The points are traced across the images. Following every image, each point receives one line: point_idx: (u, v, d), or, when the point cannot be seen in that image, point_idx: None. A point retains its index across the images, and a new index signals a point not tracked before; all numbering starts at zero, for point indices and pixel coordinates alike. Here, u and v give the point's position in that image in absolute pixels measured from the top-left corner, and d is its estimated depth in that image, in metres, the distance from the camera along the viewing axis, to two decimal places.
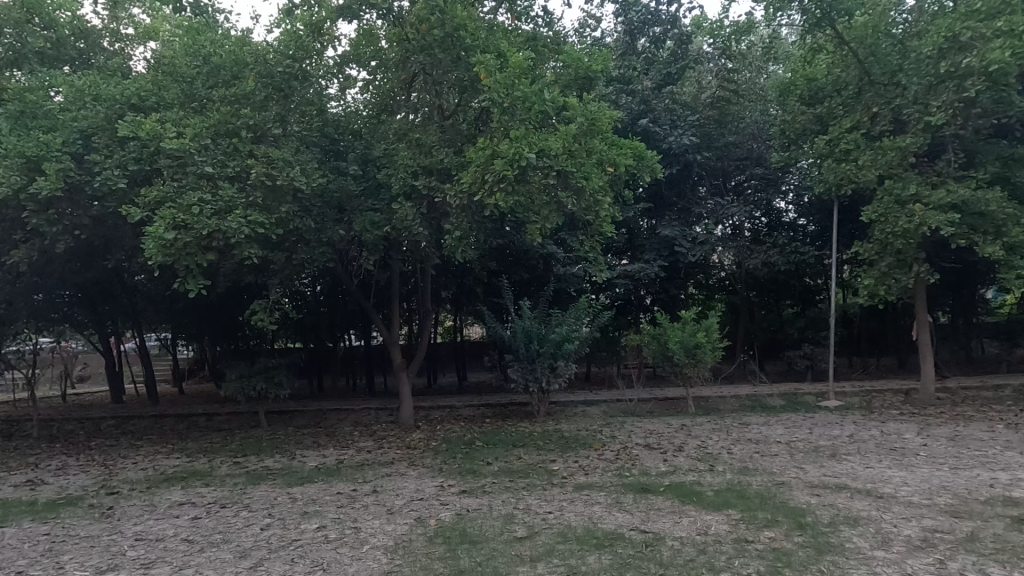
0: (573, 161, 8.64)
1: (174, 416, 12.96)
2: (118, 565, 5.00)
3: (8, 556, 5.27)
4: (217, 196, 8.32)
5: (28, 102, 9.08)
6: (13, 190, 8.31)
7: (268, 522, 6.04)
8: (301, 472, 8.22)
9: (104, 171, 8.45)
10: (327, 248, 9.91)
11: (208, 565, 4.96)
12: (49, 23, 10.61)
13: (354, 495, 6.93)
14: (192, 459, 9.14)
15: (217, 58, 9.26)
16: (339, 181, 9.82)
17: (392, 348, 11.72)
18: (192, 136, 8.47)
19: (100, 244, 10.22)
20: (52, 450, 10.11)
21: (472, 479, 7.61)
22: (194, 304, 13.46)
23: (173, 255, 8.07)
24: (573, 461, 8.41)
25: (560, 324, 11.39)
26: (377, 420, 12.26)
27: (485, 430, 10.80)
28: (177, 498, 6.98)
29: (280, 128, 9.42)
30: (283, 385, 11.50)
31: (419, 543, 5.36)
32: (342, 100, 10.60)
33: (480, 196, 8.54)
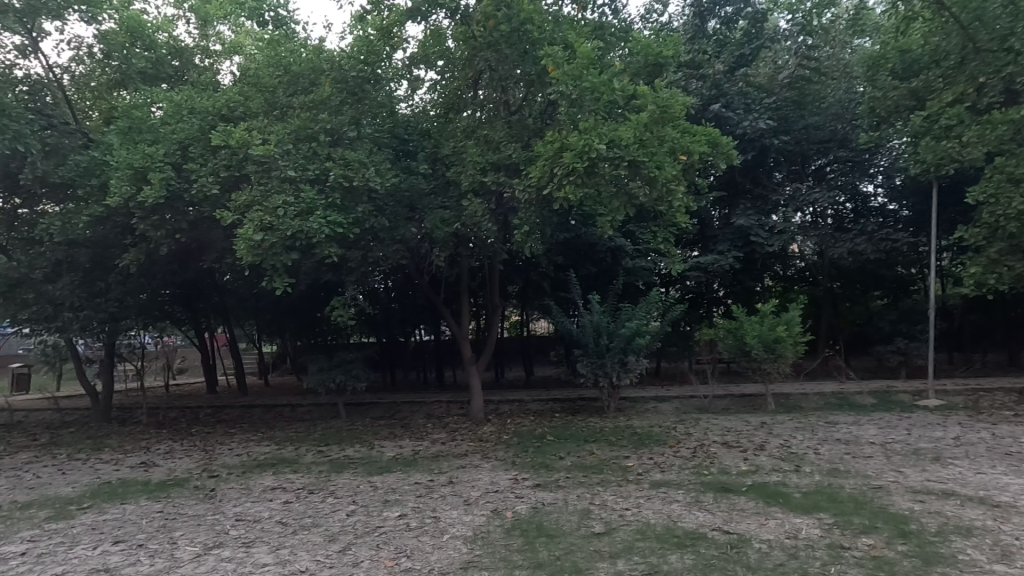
0: (645, 151, 8.39)
1: (262, 406, 13.86)
2: (222, 543, 5.40)
3: (129, 530, 5.83)
4: (300, 198, 8.76)
5: (134, 118, 9.91)
6: (124, 199, 9.13)
7: (353, 508, 6.34)
8: (381, 461, 8.57)
9: (200, 179, 9.12)
10: (400, 245, 10.24)
11: (301, 546, 5.27)
12: (149, 45, 11.56)
13: (432, 485, 7.14)
14: (281, 447, 9.76)
15: (297, 67, 9.75)
16: (410, 179, 10.08)
17: (462, 343, 11.96)
18: (276, 142, 8.95)
19: (196, 246, 11.04)
20: (159, 435, 11.09)
21: (545, 473, 7.63)
22: (278, 301, 14.29)
23: (262, 255, 8.60)
24: (647, 457, 8.25)
25: (630, 318, 11.19)
26: (448, 413, 12.57)
27: (555, 424, 10.81)
28: (269, 483, 7.47)
29: (354, 130, 9.77)
30: (360, 378, 12.02)
31: (497, 535, 5.44)
32: (410, 101, 10.93)
33: (550, 190, 8.51)
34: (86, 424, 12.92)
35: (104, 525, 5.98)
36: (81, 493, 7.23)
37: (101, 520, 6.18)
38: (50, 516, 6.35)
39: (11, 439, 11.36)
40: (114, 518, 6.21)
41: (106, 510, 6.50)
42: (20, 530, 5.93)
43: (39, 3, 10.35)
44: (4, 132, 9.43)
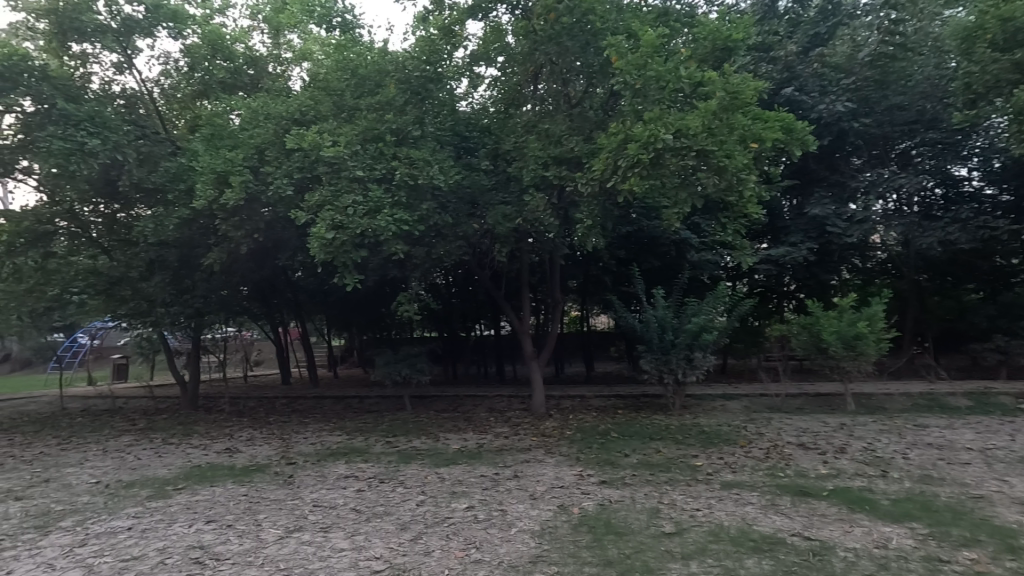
0: (714, 139, 8.09)
1: (332, 398, 14.50)
2: (302, 527, 5.69)
3: (219, 511, 6.26)
4: (368, 196, 9.07)
5: (216, 125, 10.54)
6: (208, 202, 9.76)
7: (422, 498, 6.51)
8: (446, 453, 8.76)
9: (276, 181, 9.60)
10: (462, 241, 10.39)
11: (375, 533, 5.47)
12: (228, 56, 12.12)
13: (497, 479, 7.22)
14: (351, 437, 10.16)
15: (363, 70, 10.09)
16: (472, 176, 10.19)
17: (523, 337, 12.01)
18: (345, 143, 9.26)
19: (272, 245, 11.63)
20: (241, 423, 11.85)
21: (611, 469, 7.55)
22: (345, 296, 14.87)
23: (333, 252, 8.94)
24: (717, 457, 7.98)
25: (696, 313, 10.86)
26: (510, 407, 12.68)
27: (618, 421, 10.68)
28: (342, 471, 7.80)
29: (418, 130, 9.99)
30: (424, 372, 12.31)
31: (564, 530, 5.44)
32: (470, 98, 11.07)
33: (613, 183, 8.36)
34: (176, 412, 13.97)
35: (197, 505, 6.45)
36: (175, 475, 7.81)
37: (193, 500, 6.66)
38: (150, 495, 6.90)
39: (114, 423, 12.46)
40: (205, 499, 6.68)
41: (198, 492, 7.01)
42: (126, 506, 6.50)
43: (134, 22, 11.39)
44: (106, 142, 10.40)
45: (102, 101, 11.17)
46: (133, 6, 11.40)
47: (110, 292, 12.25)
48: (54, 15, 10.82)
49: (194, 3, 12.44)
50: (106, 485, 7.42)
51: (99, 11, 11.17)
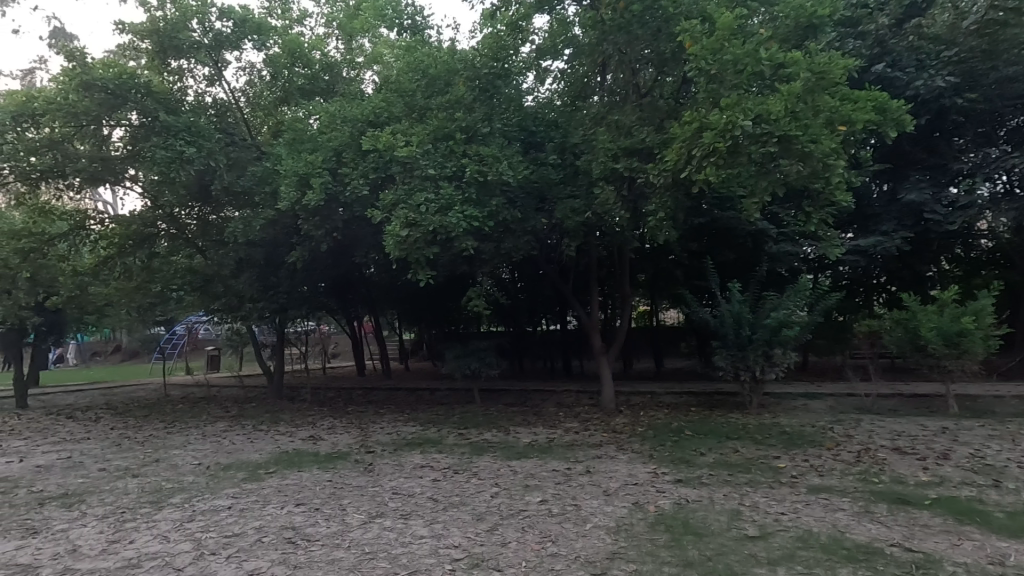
0: (797, 124, 7.65)
1: (405, 390, 15.00)
2: (384, 513, 5.94)
3: (308, 494, 6.64)
4: (440, 193, 9.28)
5: (297, 130, 11.11)
6: (292, 203, 10.33)
7: (496, 490, 6.62)
8: (517, 446, 8.85)
9: (353, 181, 10.02)
10: (531, 236, 10.42)
11: (452, 522, 5.62)
12: (306, 63, 12.79)
13: (570, 473, 7.22)
14: (425, 428, 10.49)
15: (434, 71, 10.32)
16: (541, 170, 10.19)
17: (592, 332, 11.90)
18: (417, 143, 9.51)
19: (349, 243, 12.17)
20: (322, 412, 12.51)
21: (686, 468, 7.36)
22: (416, 291, 15.36)
23: (407, 249, 9.21)
24: (801, 459, 7.58)
25: (776, 308, 10.35)
26: (579, 402, 12.63)
27: (691, 419, 10.36)
28: (418, 461, 8.06)
29: (487, 126, 10.11)
30: (493, 366, 12.49)
31: (641, 528, 5.36)
32: (537, 93, 11.08)
33: (687, 173, 8.09)
34: (264, 400, 14.92)
35: (287, 489, 6.88)
36: (266, 460, 8.37)
37: (284, 483, 7.12)
38: (245, 477, 7.44)
39: (210, 410, 13.51)
40: (294, 483, 7.11)
41: (288, 476, 7.47)
42: (225, 487, 7.04)
43: (224, 37, 12.23)
44: (201, 150, 11.25)
45: (196, 112, 12.09)
46: (223, 23, 12.26)
47: (205, 289, 13.24)
48: (156, 35, 11.81)
49: (275, 15, 13.17)
50: (207, 467, 8.07)
51: (194, 29, 12.07)
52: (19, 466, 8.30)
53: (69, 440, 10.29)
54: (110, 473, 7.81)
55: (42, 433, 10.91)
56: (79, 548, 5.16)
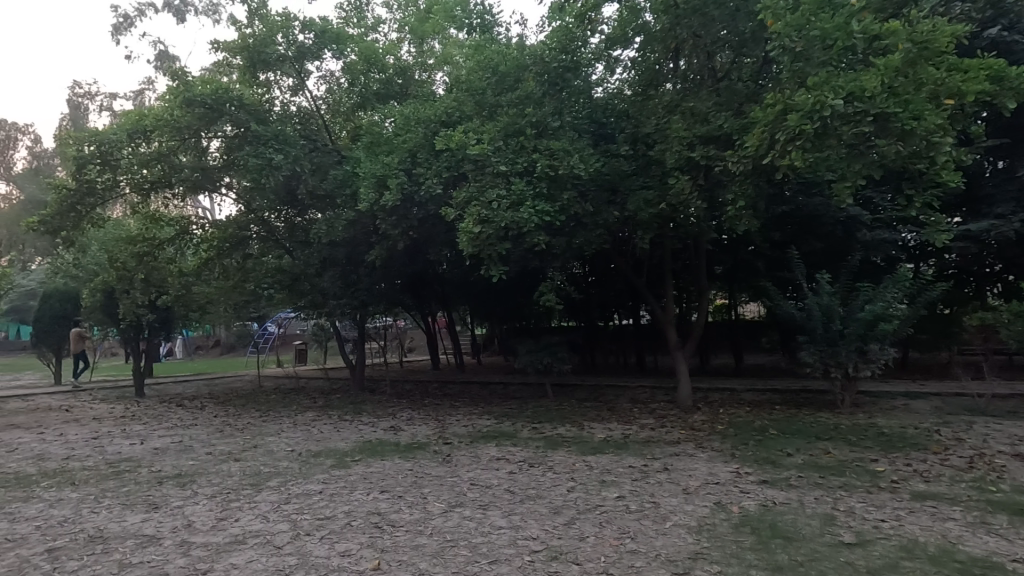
0: (896, 100, 7.05)
1: (479, 384, 15.30)
2: (463, 503, 6.10)
3: (391, 482, 6.95)
4: (511, 189, 9.36)
5: (375, 133, 11.55)
6: (370, 204, 10.76)
7: (572, 484, 6.61)
8: (592, 442, 8.80)
9: (427, 181, 10.31)
10: (603, 229, 10.30)
11: (529, 514, 5.69)
12: (381, 68, 13.32)
13: (647, 470, 7.09)
14: (499, 421, 10.66)
15: (503, 68, 10.40)
16: (612, 162, 10.03)
17: (667, 326, 11.60)
18: (488, 140, 9.65)
19: (423, 241, 12.57)
20: (402, 404, 13.02)
21: (772, 469, 7.02)
22: (489, 286, 15.60)
23: (480, 245, 9.36)
24: (903, 463, 7.01)
25: (871, 300, 9.63)
26: (654, 399, 12.35)
27: (776, 417, 9.87)
28: (494, 453, 8.21)
29: (558, 120, 10.06)
30: (565, 361, 12.47)
31: (725, 529, 5.17)
32: (606, 83, 10.90)
33: (770, 159, 7.67)
34: (347, 392, 15.73)
35: (372, 476, 7.23)
36: (352, 448, 8.83)
37: (368, 471, 7.48)
38: (333, 464, 7.89)
39: (299, 400, 14.43)
40: (378, 471, 7.48)
41: (372, 464, 7.85)
42: (316, 473, 7.50)
43: (306, 49, 12.96)
44: (288, 156, 12.01)
45: (283, 120, 12.88)
46: (305, 35, 12.99)
47: (293, 288, 14.11)
48: (247, 51, 12.70)
49: (352, 24, 13.78)
50: (299, 454, 8.63)
51: (279, 43, 12.86)
52: (140, 448, 9.24)
53: (180, 426, 11.34)
54: (215, 457, 8.52)
55: (158, 419, 12.10)
56: (194, 524, 5.69)
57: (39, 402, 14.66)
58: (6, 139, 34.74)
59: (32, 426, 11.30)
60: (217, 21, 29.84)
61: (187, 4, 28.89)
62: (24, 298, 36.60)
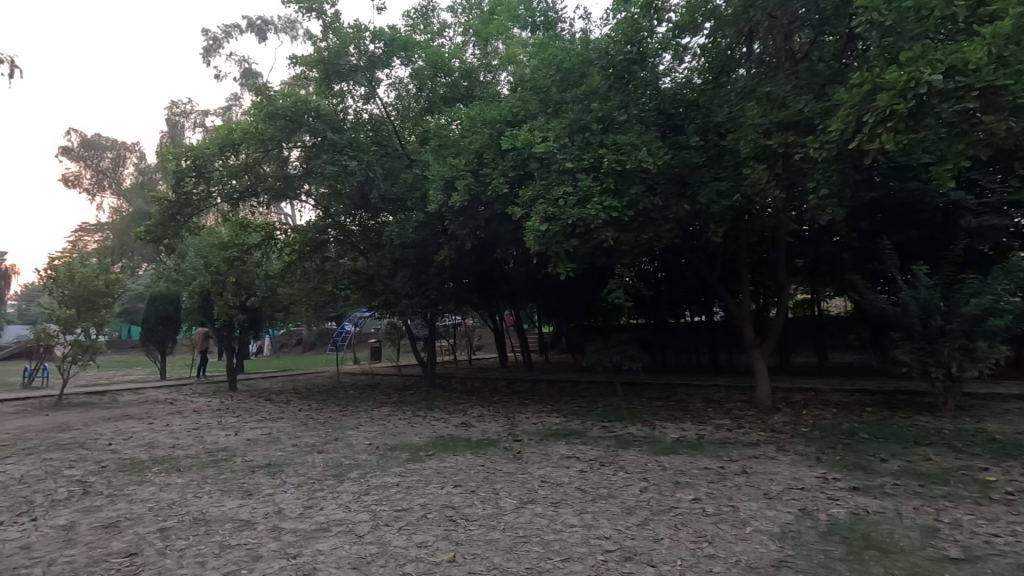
0: (1006, 71, 6.37)
1: (548, 382, 15.33)
2: (534, 500, 6.14)
3: (464, 477, 7.10)
4: (578, 186, 9.28)
5: (443, 136, 11.82)
6: (439, 205, 11.02)
7: (645, 485, 6.48)
8: (665, 442, 8.59)
9: (494, 181, 10.44)
10: (674, 224, 10.03)
11: (601, 514, 5.64)
12: (448, 72, 13.63)
13: (724, 473, 6.82)
14: (568, 419, 10.63)
15: (568, 64, 10.40)
16: (682, 154, 9.74)
17: (743, 323, 11.11)
18: (554, 137, 9.65)
19: (491, 240, 12.74)
20: (472, 400, 13.27)
21: (863, 475, 6.55)
22: (556, 283, 15.58)
23: (547, 243, 9.34)
24: (1020, 473, 6.32)
25: (977, 292, 8.76)
26: (730, 399, 11.88)
27: (867, 420, 9.22)
28: (565, 452, 8.19)
29: (624, 114, 9.88)
30: (635, 359, 12.25)
31: (811, 537, 4.89)
32: (674, 73, 10.58)
33: (857, 143, 7.15)
34: (420, 388, 16.25)
35: (445, 470, 7.42)
36: (426, 443, 9.10)
37: (442, 466, 7.69)
38: (409, 458, 8.18)
39: (375, 396, 15.04)
40: (451, 466, 7.67)
41: (445, 459, 8.05)
42: (393, 466, 7.80)
43: (376, 57, 13.50)
44: (361, 162, 12.56)
45: (356, 128, 13.47)
46: (375, 45, 13.52)
47: (368, 288, 14.73)
48: (322, 64, 13.33)
49: (419, 30, 14.18)
50: (377, 447, 9.01)
51: (352, 54, 13.44)
52: (235, 439, 9.98)
53: (268, 418, 12.15)
54: (302, 449, 9.06)
55: (249, 412, 13.02)
56: (284, 510, 6.08)
57: (148, 396, 16.15)
58: (116, 157, 38.50)
59: (144, 417, 12.48)
60: (294, 37, 31.62)
61: (268, 22, 30.80)
62: (133, 301, 40.43)
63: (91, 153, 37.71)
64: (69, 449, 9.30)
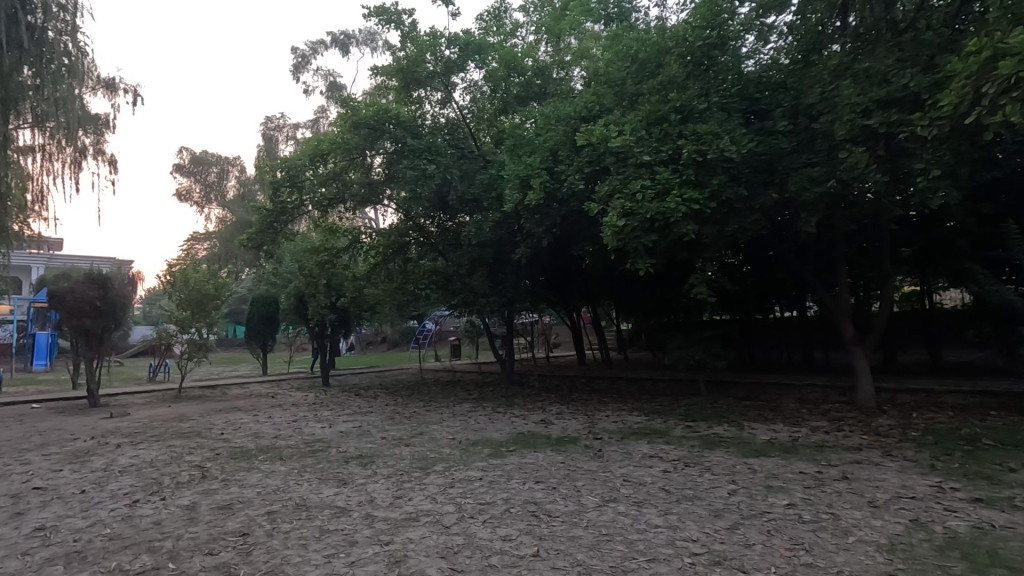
0: None
1: (627, 380, 15.11)
2: (617, 498, 6.07)
3: (545, 473, 7.15)
4: (656, 179, 9.04)
5: (518, 135, 11.91)
6: (515, 204, 11.12)
7: (734, 488, 6.21)
8: (755, 443, 8.18)
9: (569, 177, 10.39)
10: (761, 214, 9.52)
11: (687, 516, 5.47)
12: (521, 71, 13.77)
13: (822, 478, 6.40)
14: (650, 418, 10.40)
15: (643, 54, 10.14)
16: (769, 141, 9.23)
17: (841, 319, 10.35)
18: (631, 130, 9.44)
19: (566, 237, 12.70)
20: (550, 398, 13.32)
21: (986, 485, 5.91)
22: (635, 280, 15.28)
23: (624, 239, 9.16)
24: None
25: None
26: (826, 399, 11.13)
27: (991, 424, 8.29)
28: (647, 451, 8.01)
29: (705, 102, 9.50)
30: (720, 357, 11.77)
31: (925, 551, 4.49)
32: (758, 54, 10.05)
33: (974, 117, 6.44)
34: (499, 385, 16.54)
35: (526, 466, 7.51)
36: (507, 439, 9.25)
37: (523, 461, 7.78)
38: (490, 453, 8.34)
39: (456, 392, 15.47)
40: (532, 462, 7.74)
41: (526, 455, 8.15)
42: (475, 460, 8.01)
43: (452, 62, 13.85)
44: (439, 166, 12.97)
45: (434, 132, 13.90)
46: (451, 50, 13.85)
47: (447, 287, 15.16)
48: (401, 73, 13.85)
49: (492, 32, 14.38)
50: (460, 441, 9.28)
51: (428, 61, 13.87)
52: (329, 431, 10.64)
53: (358, 412, 12.85)
54: (390, 441, 9.52)
55: (341, 405, 13.84)
56: (375, 499, 6.42)
57: (252, 389, 17.59)
58: (221, 172, 42.11)
59: (250, 409, 13.64)
60: (374, 49, 33.11)
61: (350, 37, 32.44)
62: (238, 303, 44.11)
63: (200, 169, 41.53)
64: (189, 436, 10.32)
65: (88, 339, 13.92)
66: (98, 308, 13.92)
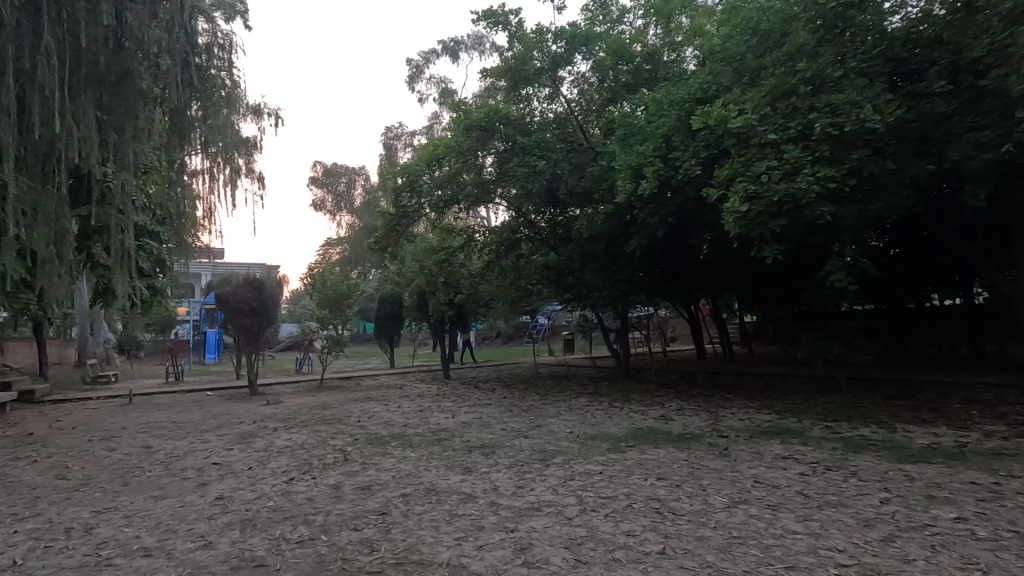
0: None
1: (753, 376, 14.20)
2: (748, 500, 5.72)
3: (667, 470, 6.95)
4: (784, 159, 8.35)
5: (629, 124, 11.60)
6: (628, 194, 10.80)
7: (887, 496, 5.58)
8: (911, 447, 7.27)
9: (685, 163, 9.84)
10: (912, 189, 8.44)
11: (831, 523, 5.01)
12: (630, 58, 13.23)
13: (1001, 491, 5.51)
14: (782, 417, 9.65)
15: (766, 24, 9.46)
16: (922, 105, 8.17)
17: None
18: (752, 108, 8.81)
19: (683, 226, 12.16)
20: (669, 393, 12.85)
21: None
22: (760, 269, 14.30)
23: (749, 225, 8.58)
24: None
25: None
26: (1003, 400, 9.61)
27: None
28: (780, 452, 7.45)
29: (839, 70, 8.62)
30: (864, 351, 10.63)
31: None
32: (904, 9, 8.91)
33: None
34: (615, 380, 16.31)
35: (647, 463, 7.34)
36: (626, 434, 9.12)
37: (644, 457, 7.61)
38: (609, 448, 8.26)
39: (572, 386, 15.51)
40: (653, 458, 7.55)
41: (646, 451, 7.96)
42: (594, 454, 7.99)
43: (559, 56, 13.87)
44: (550, 161, 13.06)
45: (543, 128, 14.02)
46: (557, 44, 13.88)
47: (559, 282, 15.22)
48: (510, 72, 14.04)
49: (599, 21, 14.17)
50: (578, 435, 9.31)
51: (535, 57, 13.99)
52: (453, 421, 11.21)
53: (479, 404, 13.38)
54: (509, 433, 9.79)
55: (462, 397, 14.48)
56: (499, 488, 6.64)
57: (382, 381, 19.05)
58: (349, 181, 45.83)
59: (382, 399, 14.78)
60: (482, 52, 34.04)
61: (460, 43, 33.63)
62: (367, 302, 47.80)
63: (331, 180, 45.57)
64: (331, 423, 11.42)
65: (248, 335, 15.96)
66: (254, 308, 15.84)
